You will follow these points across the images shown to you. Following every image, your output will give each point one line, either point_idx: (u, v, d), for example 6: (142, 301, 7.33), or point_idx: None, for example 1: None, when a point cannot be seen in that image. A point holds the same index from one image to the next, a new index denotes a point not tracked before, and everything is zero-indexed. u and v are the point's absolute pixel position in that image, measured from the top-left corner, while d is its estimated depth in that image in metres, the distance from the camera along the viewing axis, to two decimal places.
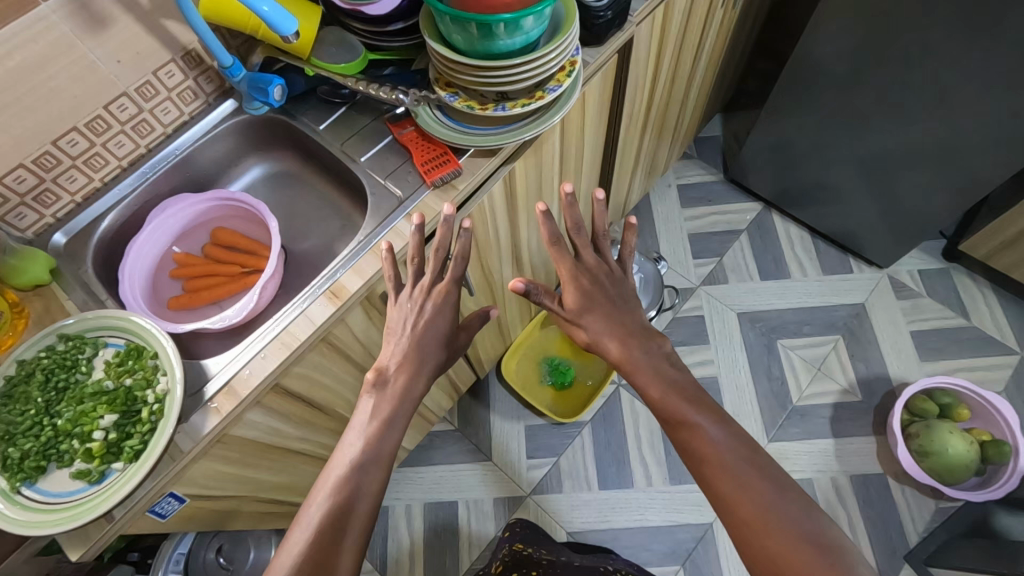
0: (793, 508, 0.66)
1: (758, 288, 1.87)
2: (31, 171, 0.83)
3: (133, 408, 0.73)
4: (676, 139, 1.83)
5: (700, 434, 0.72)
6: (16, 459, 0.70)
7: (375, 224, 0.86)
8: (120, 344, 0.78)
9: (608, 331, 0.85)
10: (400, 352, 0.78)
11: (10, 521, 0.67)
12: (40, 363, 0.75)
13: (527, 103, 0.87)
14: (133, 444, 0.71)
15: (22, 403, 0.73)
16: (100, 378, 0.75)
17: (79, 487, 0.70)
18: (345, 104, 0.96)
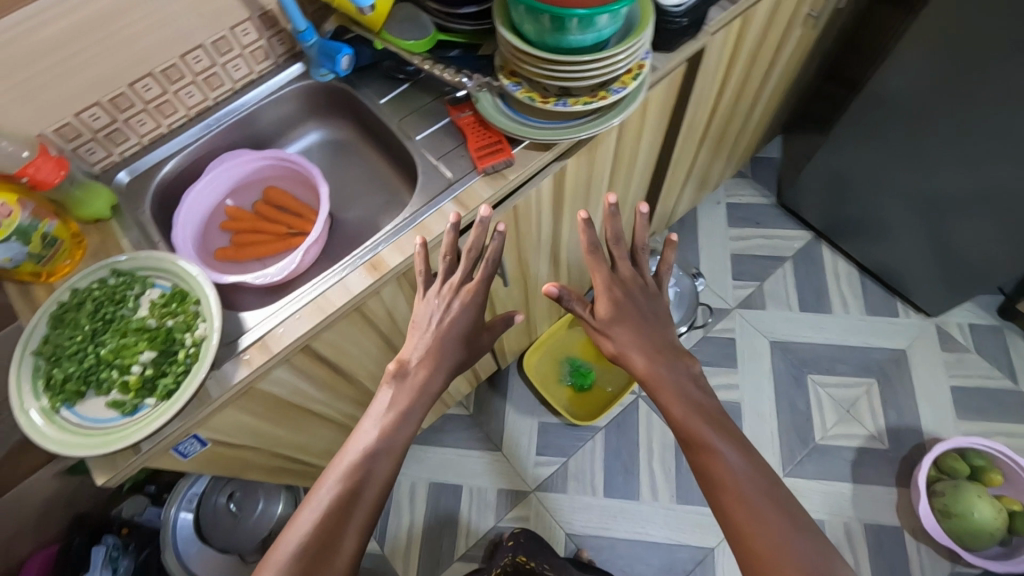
0: (807, 548, 0.65)
1: (796, 319, 1.82)
2: (106, 110, 0.86)
3: (171, 348, 0.76)
4: (732, 156, 1.79)
5: (719, 460, 0.72)
6: (60, 380, 0.74)
7: (422, 204, 0.87)
8: (166, 287, 0.81)
9: (640, 346, 0.83)
10: (427, 346, 0.78)
11: (46, 438, 0.71)
12: (92, 293, 0.79)
13: (588, 101, 0.86)
14: (167, 382, 0.73)
15: (72, 329, 0.77)
16: (145, 315, 0.78)
17: (112, 417, 0.73)
18: (408, 81, 0.97)
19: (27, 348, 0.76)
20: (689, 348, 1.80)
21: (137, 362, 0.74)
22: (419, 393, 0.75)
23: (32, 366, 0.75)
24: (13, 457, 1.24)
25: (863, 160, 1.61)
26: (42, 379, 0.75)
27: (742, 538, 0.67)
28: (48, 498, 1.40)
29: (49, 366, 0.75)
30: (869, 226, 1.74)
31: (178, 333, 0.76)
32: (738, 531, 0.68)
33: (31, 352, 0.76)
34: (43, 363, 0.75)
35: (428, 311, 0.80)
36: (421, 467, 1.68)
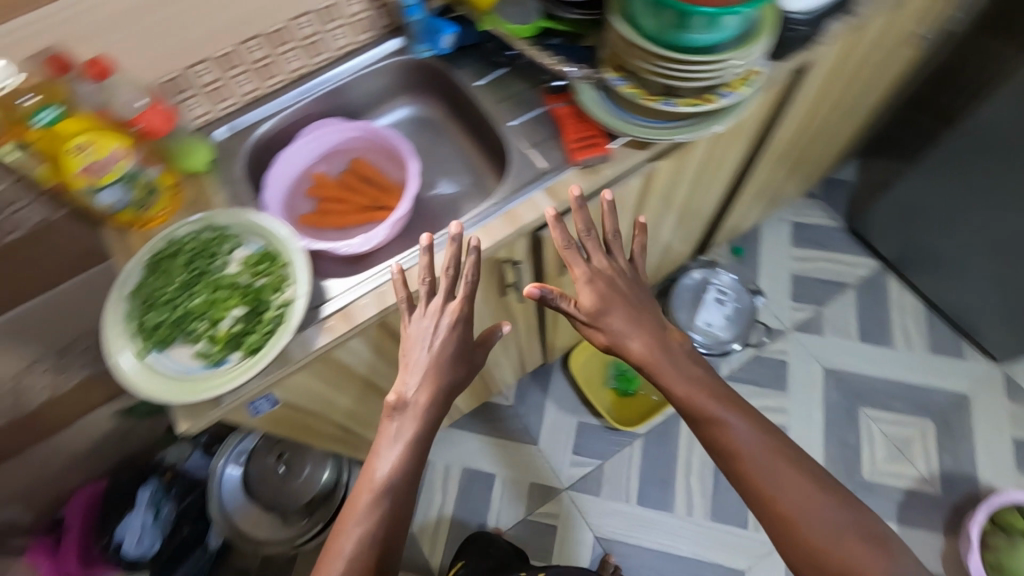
0: (820, 508, 0.72)
1: (853, 350, 1.76)
2: (214, 67, 0.88)
3: (260, 306, 0.77)
4: (806, 175, 1.73)
5: (731, 432, 0.75)
6: (152, 326, 0.76)
7: (512, 190, 0.86)
8: (256, 246, 0.82)
9: (628, 334, 0.79)
10: (417, 369, 0.75)
11: (137, 380, 0.73)
12: (187, 245, 0.81)
13: (695, 104, 0.83)
14: (254, 340, 0.75)
15: (165, 278, 0.79)
16: (236, 272, 0.79)
17: (198, 367, 0.75)
18: (507, 66, 0.96)
19: (120, 290, 0.78)
20: (739, 365, 1.75)
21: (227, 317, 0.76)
22: (420, 422, 0.75)
23: (125, 309, 0.78)
24: (80, 392, 1.30)
25: (950, 193, 1.53)
26: (134, 322, 0.77)
27: (761, 504, 0.73)
28: (105, 434, 1.46)
29: (142, 311, 0.77)
30: (945, 262, 1.67)
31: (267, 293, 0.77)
32: (757, 501, 0.74)
33: (123, 295, 0.78)
34: (136, 307, 0.77)
35: (411, 337, 0.76)
36: (457, 451, 1.68)
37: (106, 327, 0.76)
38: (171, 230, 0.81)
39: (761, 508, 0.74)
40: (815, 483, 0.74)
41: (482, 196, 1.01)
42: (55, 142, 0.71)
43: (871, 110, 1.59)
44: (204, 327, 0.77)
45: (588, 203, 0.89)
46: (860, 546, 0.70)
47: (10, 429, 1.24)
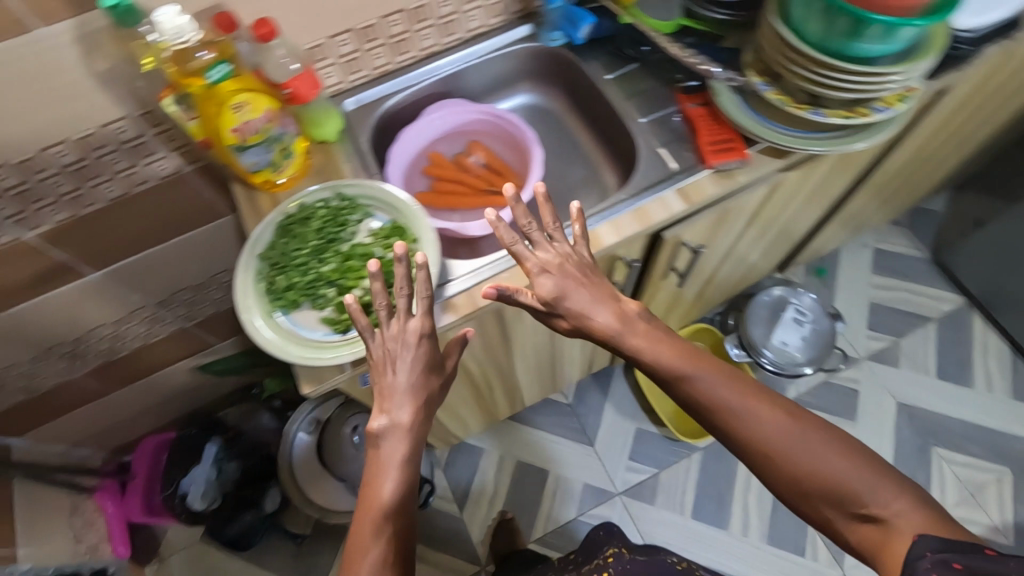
0: (808, 435, 0.64)
1: (930, 386, 1.70)
2: (354, 39, 0.88)
3: (389, 280, 0.77)
4: (900, 200, 1.67)
5: (703, 387, 0.67)
6: (281, 287, 0.77)
7: (642, 188, 0.84)
8: (383, 219, 0.83)
9: (588, 313, 0.70)
10: (397, 394, 0.65)
11: (266, 339, 0.75)
12: (317, 211, 0.82)
13: (848, 116, 0.80)
14: (382, 312, 0.75)
15: (295, 241, 0.80)
16: (365, 243, 0.80)
17: (324, 332, 0.76)
18: (639, 62, 0.95)
19: (253, 249, 0.80)
20: (807, 389, 1.71)
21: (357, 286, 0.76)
22: (411, 453, 0.64)
23: (256, 268, 0.79)
24: (167, 345, 1.33)
25: None
26: (264, 282, 0.79)
27: (748, 447, 0.66)
28: (181, 386, 1.50)
29: (273, 271, 0.78)
30: None
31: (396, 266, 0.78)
32: (747, 449, 0.66)
33: (256, 254, 0.80)
34: (267, 267, 0.79)
35: (381, 365, 0.67)
36: (512, 443, 1.69)
37: (239, 283, 0.78)
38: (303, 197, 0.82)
39: (748, 452, 0.66)
40: (796, 411, 0.66)
41: (595, 191, 1.00)
42: (215, 99, 0.72)
43: (983, 140, 1.52)
44: (331, 294, 0.78)
45: (714, 208, 0.87)
46: (852, 467, 0.62)
47: (102, 371, 1.29)
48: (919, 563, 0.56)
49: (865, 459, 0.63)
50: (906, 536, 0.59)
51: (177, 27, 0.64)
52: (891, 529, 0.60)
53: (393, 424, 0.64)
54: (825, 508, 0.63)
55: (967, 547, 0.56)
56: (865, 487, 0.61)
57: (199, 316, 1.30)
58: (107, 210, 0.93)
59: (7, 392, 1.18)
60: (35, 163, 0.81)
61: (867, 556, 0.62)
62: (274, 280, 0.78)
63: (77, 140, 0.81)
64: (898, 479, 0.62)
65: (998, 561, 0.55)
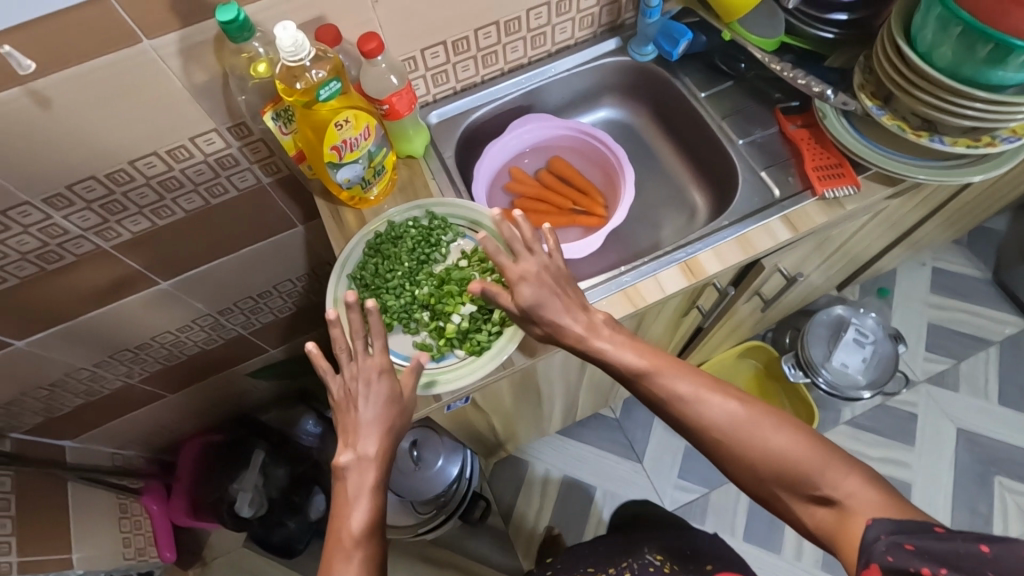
0: (760, 420, 0.61)
1: (992, 412, 1.64)
2: (445, 51, 0.85)
3: (487, 306, 0.75)
4: (967, 220, 1.61)
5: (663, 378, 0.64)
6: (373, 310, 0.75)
7: (744, 214, 0.81)
8: (475, 239, 0.80)
9: (555, 319, 0.67)
10: (362, 427, 0.61)
11: None
12: (408, 231, 0.79)
13: (971, 145, 0.76)
14: (481, 339, 0.73)
15: (387, 262, 0.77)
16: (460, 264, 0.77)
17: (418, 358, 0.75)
18: (734, 79, 0.91)
19: (345, 269, 0.79)
20: (863, 411, 1.67)
21: (455, 312, 0.74)
22: (379, 488, 0.59)
23: (347, 288, 0.78)
24: (223, 351, 1.32)
25: None
26: (357, 303, 0.77)
27: (698, 433, 0.63)
28: (232, 391, 1.49)
29: (364, 293, 0.76)
30: None
31: (494, 291, 0.75)
32: (700, 438, 0.63)
33: (347, 274, 0.78)
34: (359, 287, 0.77)
35: (346, 403, 0.62)
36: (559, 457, 1.66)
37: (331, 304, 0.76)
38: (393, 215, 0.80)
39: (702, 441, 0.63)
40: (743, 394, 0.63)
41: (682, 211, 0.97)
42: (319, 116, 0.70)
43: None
44: (425, 318, 0.76)
45: (815, 234, 0.84)
46: (809, 454, 0.58)
47: (159, 377, 1.28)
48: (875, 547, 0.53)
49: (814, 436, 0.59)
50: (860, 521, 0.55)
51: (294, 44, 0.62)
52: (846, 511, 0.56)
53: (359, 458, 0.60)
54: (776, 489, 0.60)
55: (920, 527, 0.52)
56: (817, 469, 0.58)
57: (257, 323, 1.29)
58: (186, 221, 0.91)
59: (68, 396, 1.17)
60: (122, 175, 0.79)
61: (822, 540, 0.58)
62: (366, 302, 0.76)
63: (166, 151, 0.79)
64: (846, 456, 0.58)
65: (948, 539, 0.51)
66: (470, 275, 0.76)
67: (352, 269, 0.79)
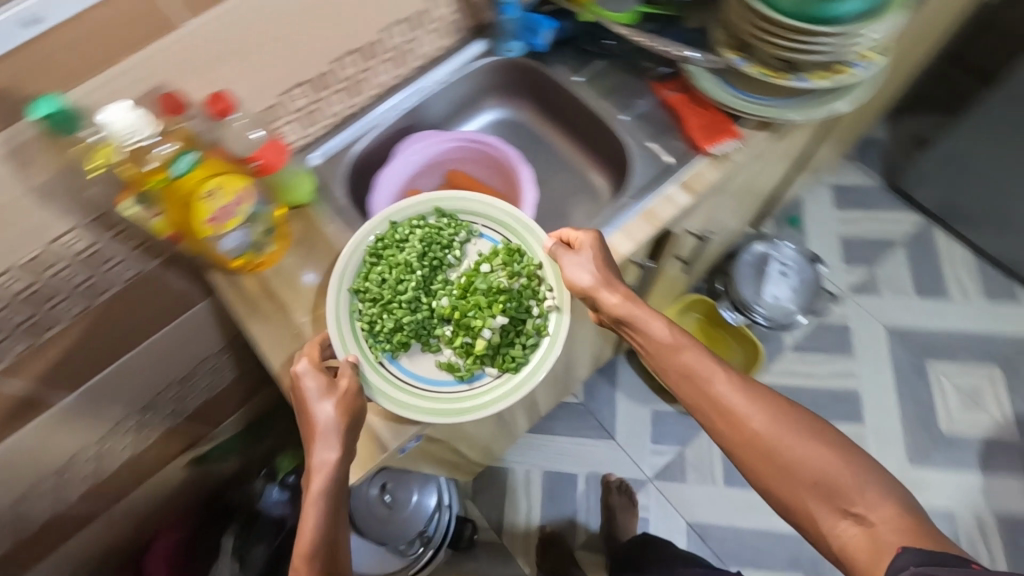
0: (794, 429, 0.65)
1: (912, 305, 1.77)
2: (310, 90, 0.81)
3: (518, 318, 0.77)
4: (851, 137, 1.71)
5: (715, 383, 0.70)
6: (389, 327, 0.75)
7: (645, 188, 0.82)
8: (492, 240, 0.82)
9: (600, 283, 0.74)
10: (319, 436, 0.66)
11: (377, 386, 0.73)
12: (416, 235, 0.79)
13: (830, 77, 0.80)
14: (514, 355, 0.75)
15: (398, 273, 0.77)
16: (480, 269, 0.79)
17: (445, 377, 0.76)
18: (604, 57, 0.92)
19: (344, 282, 0.77)
20: (804, 335, 1.75)
21: (485, 327, 0.75)
22: (329, 492, 0.66)
23: (350, 303, 0.76)
24: (159, 446, 1.23)
25: (1013, 140, 1.53)
26: (363, 321, 0.76)
27: (737, 432, 0.67)
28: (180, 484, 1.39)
29: (374, 310, 0.76)
30: (1001, 212, 1.68)
31: (523, 296, 0.78)
32: (726, 428, 0.68)
33: (349, 287, 0.77)
34: (365, 301, 0.76)
35: (304, 413, 0.68)
36: (536, 455, 1.66)
37: (335, 322, 0.74)
38: (396, 220, 0.80)
39: (738, 446, 0.67)
40: (777, 399, 0.68)
41: (586, 195, 0.97)
42: (182, 190, 0.66)
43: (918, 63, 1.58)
44: (448, 334, 0.78)
45: (715, 191, 0.87)
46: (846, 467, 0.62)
47: (93, 492, 1.17)
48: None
49: (848, 457, 0.63)
50: (888, 546, 0.58)
51: (131, 124, 0.58)
52: (874, 530, 0.59)
53: (318, 465, 0.65)
54: (808, 501, 0.63)
55: (949, 560, 0.54)
56: (850, 481, 0.61)
57: (188, 409, 1.20)
58: (72, 328, 0.83)
59: None
60: None
61: (848, 565, 0.60)
62: (378, 319, 0.75)
63: (25, 263, 0.71)
64: (881, 481, 0.62)
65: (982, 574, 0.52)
66: (496, 280, 0.78)
67: (354, 282, 0.77)
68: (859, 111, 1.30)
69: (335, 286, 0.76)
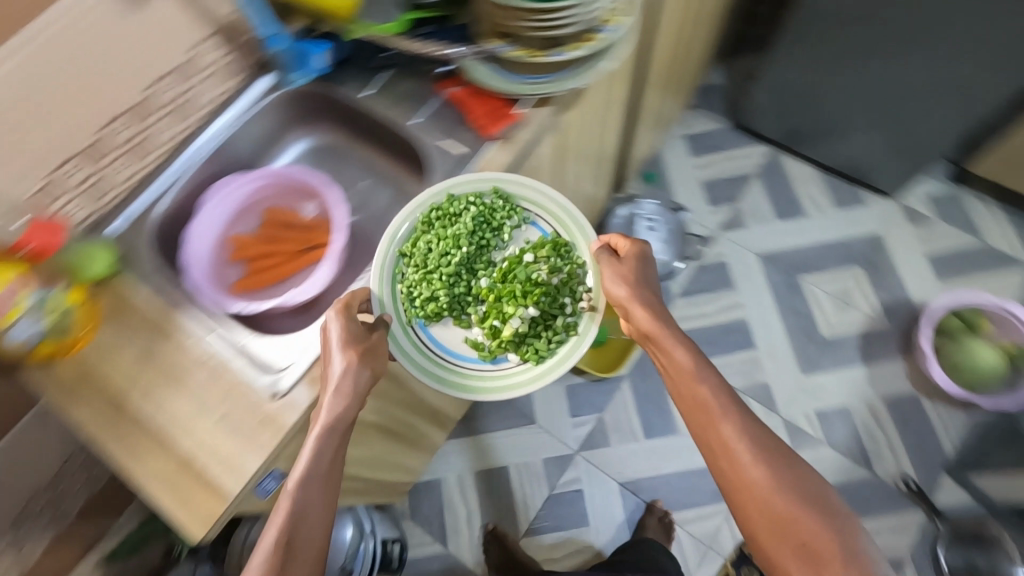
0: (788, 483, 0.68)
1: (777, 230, 1.89)
2: (86, 160, 0.82)
3: (551, 313, 0.84)
4: (684, 88, 1.82)
5: (727, 422, 0.72)
6: (427, 296, 0.82)
7: (441, 185, 0.85)
8: (544, 232, 0.88)
9: (630, 299, 0.81)
10: (330, 377, 0.70)
11: (406, 345, 0.81)
12: (473, 209, 0.84)
13: (578, 48, 0.85)
14: (538, 347, 0.82)
15: (446, 247, 0.83)
16: (524, 257, 0.85)
17: (469, 354, 0.84)
18: (388, 69, 0.94)
19: (394, 244, 0.84)
20: (688, 280, 1.84)
21: (516, 316, 0.82)
22: (334, 430, 0.68)
23: (394, 263, 0.84)
24: (53, 556, 1.17)
25: (818, 62, 1.67)
26: (403, 286, 0.83)
27: (735, 475, 0.70)
28: None
29: (416, 277, 0.82)
30: (829, 126, 1.83)
31: (562, 292, 0.84)
32: (727, 467, 0.71)
33: (399, 249, 0.83)
34: (409, 266, 0.83)
35: (325, 345, 0.73)
36: (465, 459, 1.68)
37: (380, 279, 0.82)
38: (448, 194, 0.84)
39: (734, 489, 0.70)
40: (783, 453, 0.70)
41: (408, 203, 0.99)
42: None
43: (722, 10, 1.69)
44: (479, 313, 0.85)
45: (516, 172, 0.91)
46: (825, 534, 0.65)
47: None
48: None
49: (831, 525, 0.65)
50: None
51: None
52: None
53: (332, 396, 0.69)
54: (782, 555, 0.65)
55: None
56: (827, 546, 0.64)
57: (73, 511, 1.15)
58: None
59: None
60: None
61: None
62: (421, 286, 0.82)
63: None
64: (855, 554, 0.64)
65: None
66: (536, 271, 0.84)
67: (404, 245, 0.84)
68: (669, 65, 1.38)
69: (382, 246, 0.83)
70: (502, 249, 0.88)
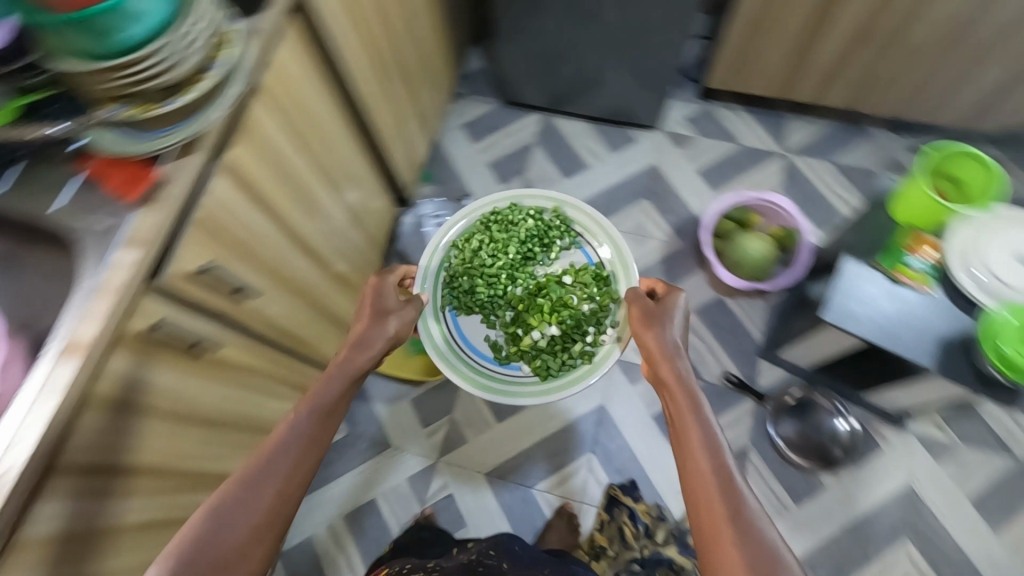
0: (746, 544, 0.76)
1: (566, 188, 1.98)
2: None
3: (568, 338, 1.18)
4: (434, 83, 1.84)
5: (708, 472, 0.84)
6: (466, 292, 1.24)
7: (94, 267, 0.81)
8: (589, 259, 1.25)
9: (647, 345, 1.02)
10: (362, 332, 1.02)
11: (437, 319, 1.22)
12: (531, 225, 1.27)
13: (193, 87, 0.82)
14: (546, 364, 1.18)
15: (497, 251, 1.26)
16: (563, 278, 1.23)
17: (490, 351, 1.22)
18: (20, 161, 0.87)
19: (456, 242, 1.28)
20: None
21: (537, 330, 1.19)
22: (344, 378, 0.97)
23: (446, 256, 1.27)
24: None
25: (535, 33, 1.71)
26: (446, 275, 1.25)
27: (708, 526, 0.80)
28: None
29: (454, 274, 1.25)
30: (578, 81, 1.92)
31: (588, 320, 1.19)
32: (704, 517, 0.81)
33: (457, 244, 1.28)
34: (455, 257, 1.27)
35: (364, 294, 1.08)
36: (329, 507, 1.63)
37: (431, 254, 1.25)
38: (524, 208, 1.29)
39: (704, 539, 0.80)
40: (753, 518, 0.78)
41: None
42: None
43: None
44: (506, 318, 1.24)
45: (180, 231, 0.88)
46: None
47: None
48: None
49: None
50: None
51: None
52: None
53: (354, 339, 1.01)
54: None
55: None
56: None
57: None
58: None
59: None
60: None
61: None
62: (462, 282, 1.24)
63: None
64: None
65: None
66: (571, 297, 1.21)
67: (456, 242, 1.28)
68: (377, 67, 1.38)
69: (439, 239, 1.28)
70: (546, 264, 1.28)
